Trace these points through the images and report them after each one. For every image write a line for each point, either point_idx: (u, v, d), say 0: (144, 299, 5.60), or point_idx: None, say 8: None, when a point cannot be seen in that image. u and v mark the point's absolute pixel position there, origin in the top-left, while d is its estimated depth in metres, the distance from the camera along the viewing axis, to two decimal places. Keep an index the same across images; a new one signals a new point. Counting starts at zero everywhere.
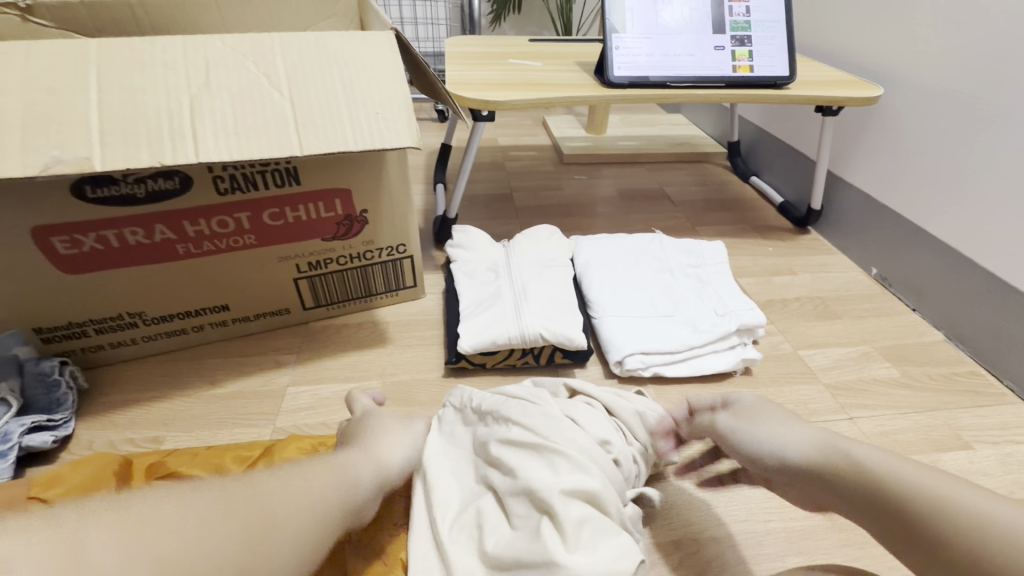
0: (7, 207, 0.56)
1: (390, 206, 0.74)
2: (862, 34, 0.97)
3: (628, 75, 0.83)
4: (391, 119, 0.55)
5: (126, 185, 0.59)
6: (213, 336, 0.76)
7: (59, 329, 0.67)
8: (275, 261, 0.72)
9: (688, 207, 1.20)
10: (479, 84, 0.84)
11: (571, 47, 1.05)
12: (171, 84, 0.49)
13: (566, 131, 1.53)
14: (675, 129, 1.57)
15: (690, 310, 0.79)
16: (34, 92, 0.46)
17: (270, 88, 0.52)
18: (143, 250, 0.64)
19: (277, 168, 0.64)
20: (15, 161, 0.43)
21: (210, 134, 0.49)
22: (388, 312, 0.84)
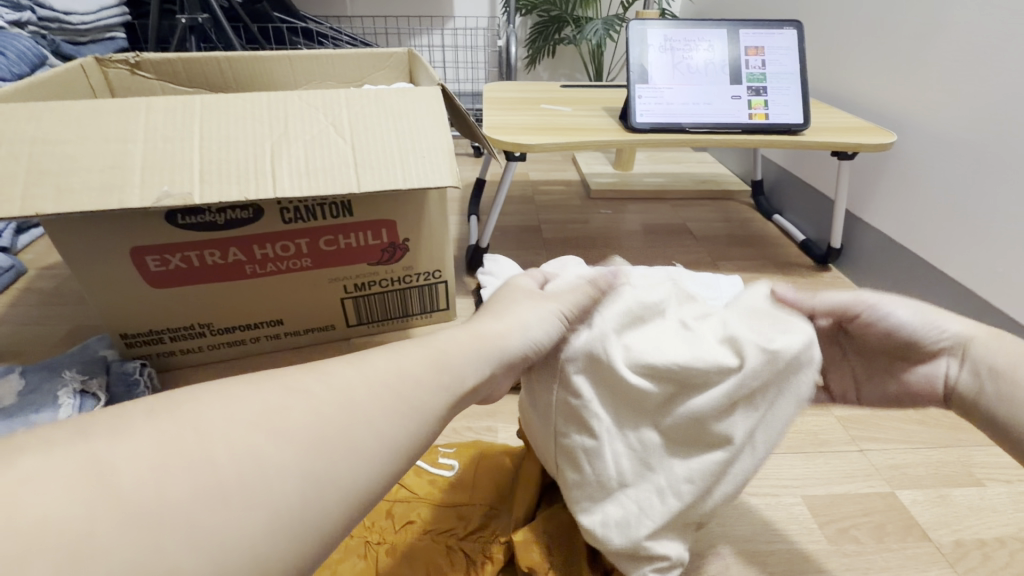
0: (113, 231, 0.67)
1: (429, 237, 0.83)
2: (878, 84, 1.02)
3: (649, 121, 0.90)
4: (435, 162, 0.63)
5: (209, 213, 0.69)
6: (267, 347, 0.85)
7: (141, 335, 0.77)
8: (326, 282, 0.81)
9: (710, 242, 1.24)
10: (513, 128, 0.92)
11: (599, 94, 1.14)
12: (257, 134, 0.60)
13: (594, 167, 1.61)
14: (701, 167, 1.63)
15: None
16: (152, 140, 0.56)
17: (336, 135, 0.62)
18: (218, 269, 0.74)
19: (334, 202, 0.74)
20: (136, 194, 0.53)
21: (286, 174, 0.58)
22: (423, 332, 0.92)
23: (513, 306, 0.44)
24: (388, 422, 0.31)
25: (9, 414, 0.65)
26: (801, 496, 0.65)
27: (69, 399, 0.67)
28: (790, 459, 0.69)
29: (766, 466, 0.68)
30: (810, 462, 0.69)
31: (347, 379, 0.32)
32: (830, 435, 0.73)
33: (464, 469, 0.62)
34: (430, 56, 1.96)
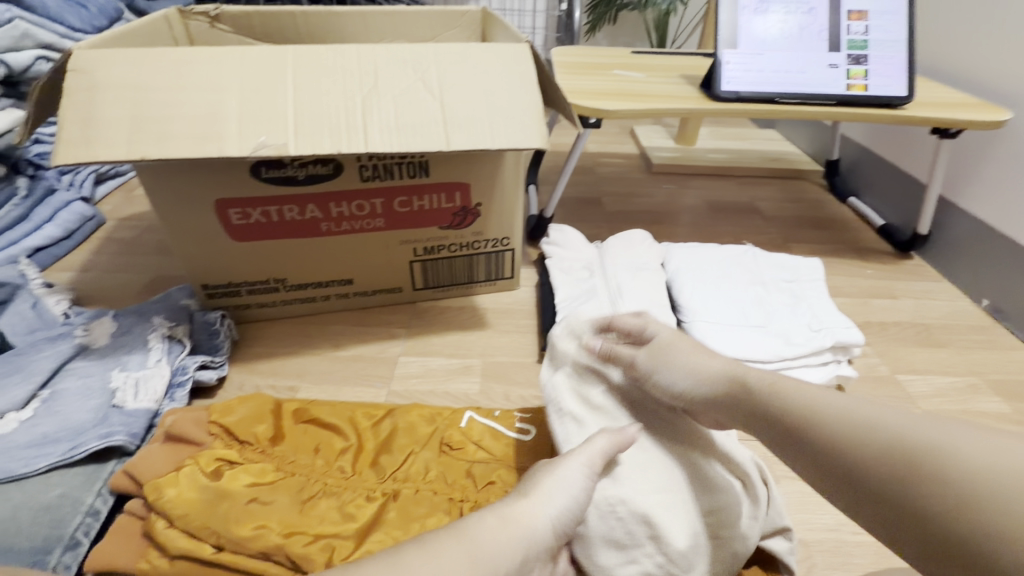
0: (201, 182, 0.68)
1: (501, 202, 0.81)
2: (991, 57, 0.93)
3: (736, 89, 0.85)
4: (524, 123, 0.61)
5: (292, 168, 0.69)
6: (336, 306, 0.86)
7: (220, 287, 0.78)
8: (397, 244, 0.81)
9: (780, 223, 1.19)
10: (590, 92, 0.89)
11: (674, 60, 1.08)
12: (348, 87, 0.58)
13: (655, 141, 1.55)
14: (769, 145, 1.55)
15: (783, 322, 0.80)
16: (247, 90, 0.56)
17: (425, 91, 0.60)
18: (296, 225, 0.74)
19: (412, 161, 0.73)
20: (234, 143, 0.53)
21: (377, 129, 0.57)
22: (486, 299, 0.91)
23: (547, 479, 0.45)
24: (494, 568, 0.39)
25: (104, 354, 0.68)
26: None
27: (158, 344, 0.70)
28: None
29: None
30: None
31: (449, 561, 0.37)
32: None
33: (541, 436, 0.62)
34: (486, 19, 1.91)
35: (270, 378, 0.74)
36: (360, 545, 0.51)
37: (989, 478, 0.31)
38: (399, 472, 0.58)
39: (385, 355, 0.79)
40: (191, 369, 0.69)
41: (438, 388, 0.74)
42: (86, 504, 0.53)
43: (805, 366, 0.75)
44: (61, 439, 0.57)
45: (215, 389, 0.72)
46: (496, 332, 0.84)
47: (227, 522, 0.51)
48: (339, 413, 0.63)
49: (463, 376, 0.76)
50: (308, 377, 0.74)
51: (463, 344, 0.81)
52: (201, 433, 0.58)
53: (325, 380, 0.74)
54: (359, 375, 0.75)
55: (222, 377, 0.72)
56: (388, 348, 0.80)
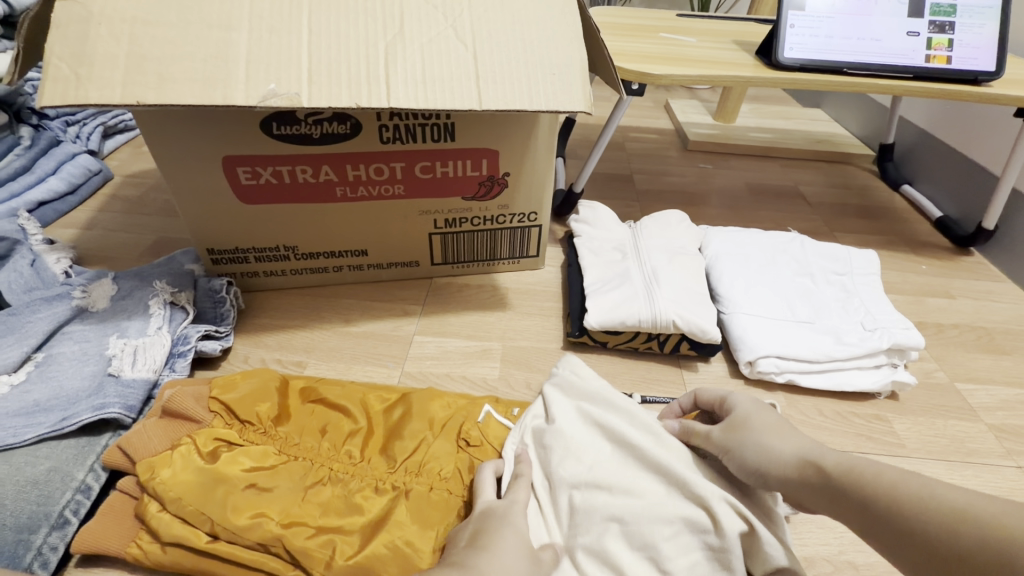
0: (208, 136, 0.62)
1: (531, 173, 0.74)
2: None
3: (799, 57, 0.76)
4: (566, 82, 0.54)
5: (305, 124, 0.63)
6: (348, 278, 0.81)
7: (227, 252, 0.73)
8: (416, 214, 0.75)
9: (826, 210, 1.10)
10: (635, 55, 0.80)
11: (726, 25, 0.98)
12: (371, 32, 0.52)
13: (691, 116, 1.45)
14: (815, 125, 1.44)
15: (833, 319, 0.73)
16: (258, 30, 0.49)
17: (456, 40, 0.53)
18: (308, 188, 0.69)
19: (436, 123, 0.66)
20: (241, 91, 0.47)
21: (401, 81, 0.51)
22: (508, 278, 0.85)
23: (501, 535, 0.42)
24: None
25: (102, 318, 0.64)
26: None
27: (159, 310, 0.65)
28: (932, 467, 0.60)
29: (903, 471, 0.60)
30: (957, 474, 0.60)
31: None
32: (981, 445, 0.63)
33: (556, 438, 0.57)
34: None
35: (277, 352, 0.69)
36: (367, 541, 0.47)
37: (1006, 538, 0.29)
38: (410, 463, 0.53)
39: (398, 333, 0.74)
40: (193, 339, 0.64)
41: (454, 371, 0.68)
42: (76, 480, 0.50)
43: (855, 369, 0.68)
44: (52, 409, 0.54)
45: (218, 361, 0.67)
46: (518, 314, 0.78)
47: (224, 510, 0.46)
48: (347, 394, 0.59)
49: (481, 360, 0.70)
50: (316, 353, 0.70)
51: (483, 326, 0.76)
52: (197, 411, 0.53)
53: (335, 357, 0.69)
54: (371, 353, 0.70)
55: (226, 349, 0.68)
56: (402, 326, 0.75)
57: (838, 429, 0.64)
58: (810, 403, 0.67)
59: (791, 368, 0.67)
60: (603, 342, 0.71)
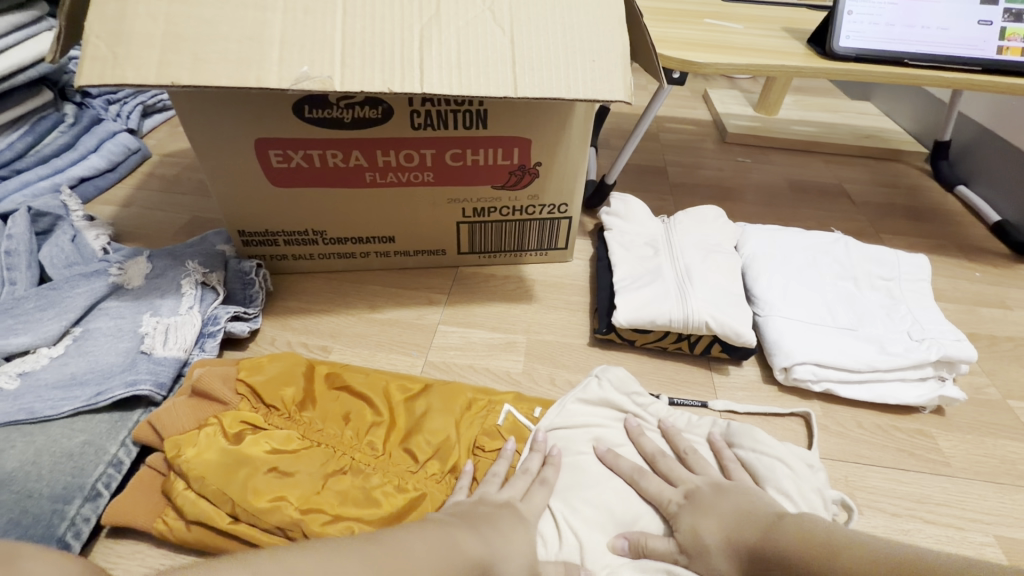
0: (241, 118, 0.62)
1: (563, 163, 0.72)
2: None
3: (855, 46, 0.71)
4: (606, 69, 0.52)
5: (336, 108, 0.62)
6: (375, 264, 0.80)
7: (257, 234, 0.74)
8: (444, 202, 0.74)
9: (871, 210, 1.04)
10: (678, 42, 0.77)
11: (775, 12, 0.93)
12: (406, 14, 0.50)
13: (730, 107, 1.40)
14: (864, 119, 1.36)
15: (877, 327, 0.69)
16: (293, 11, 0.49)
17: (494, 24, 0.51)
18: (338, 173, 0.68)
19: (469, 109, 0.64)
20: (274, 73, 0.46)
21: (435, 65, 0.49)
22: (536, 270, 0.84)
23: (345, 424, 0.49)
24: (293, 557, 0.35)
25: (137, 295, 0.65)
26: (993, 536, 0.53)
27: (191, 290, 0.66)
28: (979, 489, 0.57)
29: (946, 492, 0.56)
30: (1006, 498, 0.56)
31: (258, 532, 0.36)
32: None
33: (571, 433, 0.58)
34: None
35: (303, 336, 0.70)
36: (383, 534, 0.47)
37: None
38: (431, 460, 0.53)
39: (422, 322, 0.73)
40: (223, 320, 0.65)
41: (477, 363, 0.68)
42: (109, 454, 0.51)
43: (899, 381, 0.65)
44: (88, 383, 0.55)
45: (246, 342, 0.68)
46: (544, 308, 0.77)
47: (243, 491, 0.47)
48: (370, 382, 0.58)
49: (505, 353, 0.69)
50: (341, 339, 0.70)
51: (508, 318, 0.75)
52: (223, 391, 0.54)
53: (359, 344, 0.69)
54: (395, 341, 0.70)
55: (254, 331, 0.69)
56: (427, 315, 0.74)
57: (878, 443, 0.61)
58: (848, 414, 0.64)
59: (829, 377, 0.64)
60: (631, 340, 0.69)
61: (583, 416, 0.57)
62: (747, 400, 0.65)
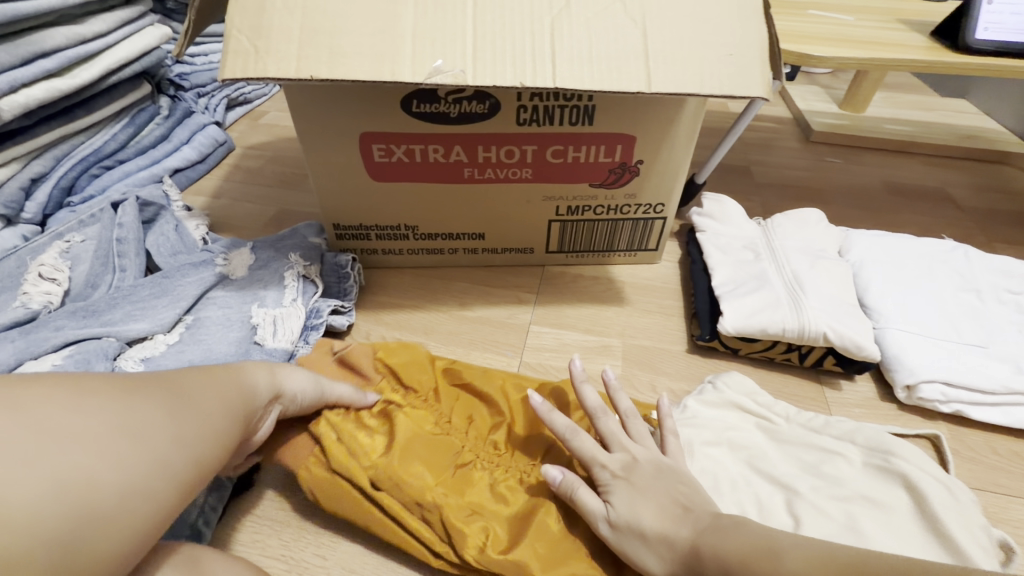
0: (350, 112, 0.62)
1: (666, 161, 0.69)
2: None
3: (995, 38, 0.67)
4: (744, 63, 0.49)
5: (444, 103, 0.61)
6: (462, 261, 0.80)
7: (352, 228, 0.74)
8: (540, 199, 0.72)
9: (979, 216, 0.97)
10: (788, 35, 0.73)
11: (885, 2, 0.87)
12: (535, 5, 0.49)
13: (813, 103, 1.33)
14: (962, 117, 1.27)
15: (1010, 345, 0.64)
16: (424, 3, 0.48)
17: (624, 15, 0.49)
18: (438, 168, 0.67)
19: (577, 105, 0.62)
20: (408, 66, 0.46)
21: (566, 59, 0.47)
22: (624, 271, 0.81)
23: (288, 372, 0.48)
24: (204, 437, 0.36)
25: (242, 286, 0.67)
26: None
27: (294, 282, 0.67)
28: None
29: None
30: None
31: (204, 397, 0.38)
32: None
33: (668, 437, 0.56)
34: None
35: (397, 332, 0.70)
36: (513, 532, 0.46)
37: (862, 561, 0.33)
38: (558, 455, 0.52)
39: (514, 321, 0.72)
40: (324, 313, 0.66)
41: (574, 367, 0.66)
42: None
43: None
44: None
45: (343, 336, 0.69)
46: (636, 311, 0.74)
47: (391, 461, 0.49)
48: (486, 377, 0.57)
49: (601, 357, 0.67)
50: (435, 336, 0.69)
51: (601, 321, 0.73)
52: (369, 368, 0.57)
53: (453, 342, 0.69)
54: (488, 340, 0.69)
55: (351, 324, 0.69)
56: (518, 314, 0.73)
57: (1018, 471, 0.56)
58: (980, 439, 0.59)
59: (959, 398, 0.60)
60: (736, 349, 0.66)
61: (714, 419, 0.56)
62: (865, 418, 0.61)
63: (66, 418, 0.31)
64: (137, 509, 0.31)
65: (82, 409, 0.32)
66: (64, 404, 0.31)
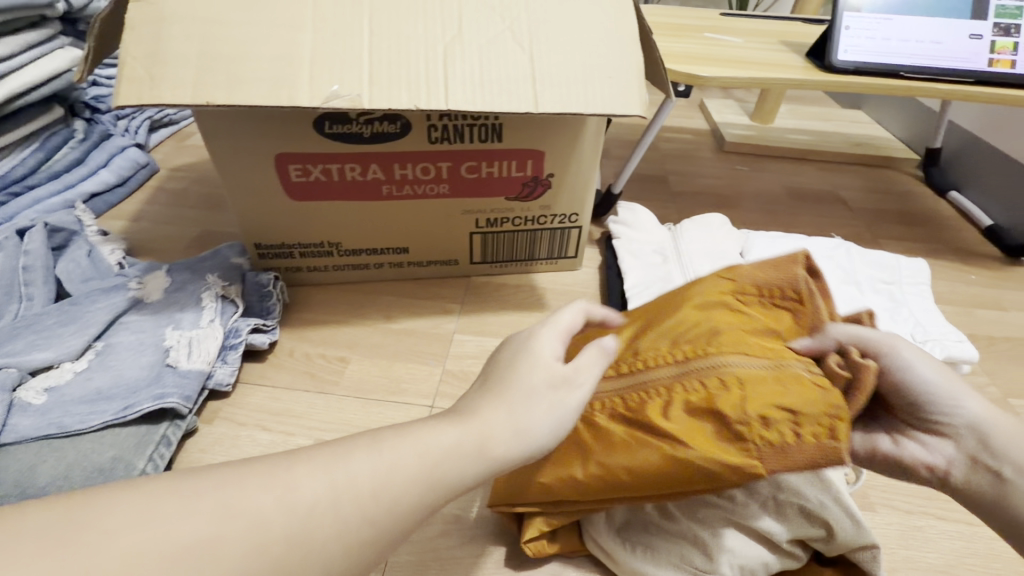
0: (262, 135, 0.63)
1: (575, 174, 0.74)
2: None
3: (854, 60, 0.74)
4: (623, 85, 0.54)
5: (356, 124, 0.64)
6: (388, 275, 0.82)
7: (274, 247, 0.75)
8: (458, 213, 0.75)
9: (867, 215, 1.07)
10: (682, 57, 0.79)
11: (772, 26, 0.97)
12: (430, 33, 0.52)
13: (728, 116, 1.43)
14: (856, 127, 1.40)
15: (882, 330, 0.71)
16: (323, 31, 0.50)
17: (513, 42, 0.53)
18: (355, 186, 0.69)
19: (485, 124, 0.66)
20: (304, 91, 0.48)
21: (459, 83, 0.51)
22: (546, 278, 0.85)
23: (519, 393, 0.38)
24: (404, 487, 0.32)
25: (156, 309, 0.66)
26: None
27: (211, 303, 0.67)
28: None
29: None
30: None
31: (405, 458, 0.33)
32: None
33: None
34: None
35: (322, 347, 0.70)
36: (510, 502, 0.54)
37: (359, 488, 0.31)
38: None
39: (438, 331, 0.74)
40: (244, 332, 0.66)
41: None
42: (138, 469, 0.52)
43: None
44: (114, 397, 0.56)
45: (266, 354, 0.69)
46: None
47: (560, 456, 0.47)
48: None
49: None
50: (360, 350, 0.71)
51: (522, 327, 0.76)
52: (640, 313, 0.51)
53: (378, 354, 0.70)
54: (412, 352, 0.71)
55: (274, 342, 0.69)
56: (442, 324, 0.75)
57: None
58: None
59: None
60: None
61: None
62: None
63: (313, 487, 0.30)
64: (362, 540, 0.30)
65: (314, 476, 0.30)
66: (299, 466, 0.30)
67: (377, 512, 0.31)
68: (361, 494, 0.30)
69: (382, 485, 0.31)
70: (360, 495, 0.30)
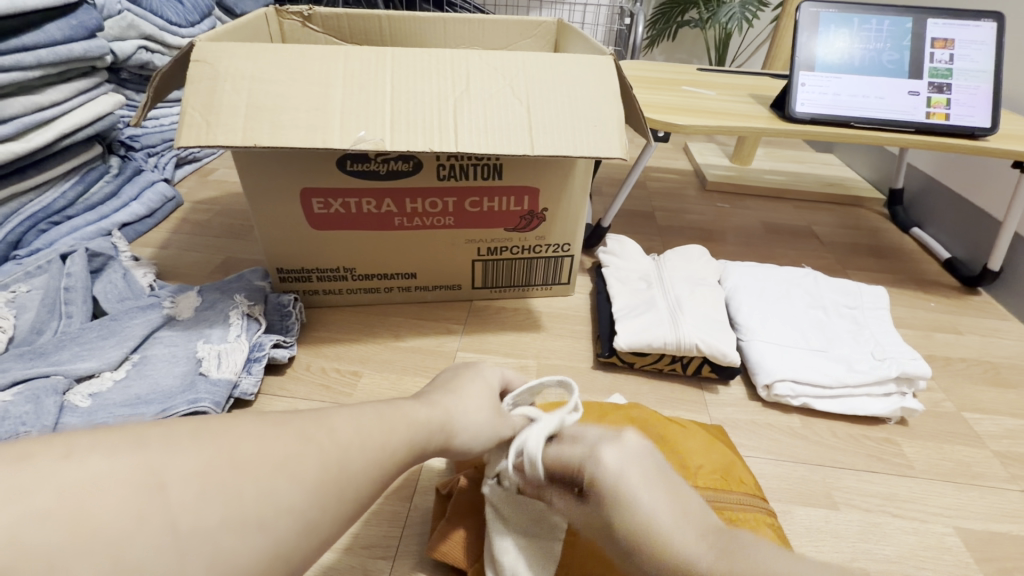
0: (292, 172, 0.72)
1: (566, 208, 0.82)
2: None
3: (810, 111, 0.84)
4: (606, 132, 0.63)
5: (374, 162, 0.73)
6: (397, 298, 0.89)
7: (294, 272, 0.82)
8: (461, 243, 0.83)
9: (838, 249, 1.16)
10: (661, 107, 0.90)
11: (742, 80, 1.09)
12: (443, 89, 0.62)
13: (709, 158, 1.55)
14: (826, 169, 1.52)
15: (845, 349, 0.79)
16: (351, 87, 0.59)
17: (513, 97, 0.63)
18: (371, 217, 0.78)
19: (487, 163, 0.76)
20: (337, 136, 0.57)
21: (467, 130, 0.60)
22: (541, 302, 0.93)
23: (471, 382, 0.49)
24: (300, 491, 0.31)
25: (187, 326, 0.73)
26: (954, 527, 0.61)
27: (238, 320, 0.74)
28: (940, 487, 0.65)
29: (912, 490, 0.64)
30: (963, 494, 0.64)
31: (347, 436, 0.35)
32: (987, 469, 0.67)
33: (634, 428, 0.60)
34: (555, 15, 1.95)
35: (335, 362, 0.77)
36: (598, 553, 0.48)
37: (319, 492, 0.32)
38: None
39: (443, 349, 0.81)
40: (267, 346, 0.73)
41: None
42: None
43: (866, 395, 0.74)
44: (152, 401, 0.62)
45: (284, 368, 0.75)
46: (550, 336, 0.85)
47: None
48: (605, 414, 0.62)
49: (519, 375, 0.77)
50: (370, 364, 0.77)
51: (519, 344, 0.83)
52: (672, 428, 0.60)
53: (387, 368, 0.77)
54: (419, 366, 0.78)
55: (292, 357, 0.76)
56: (446, 343, 0.82)
57: (850, 449, 0.69)
58: (825, 426, 0.72)
59: (805, 393, 0.73)
60: (630, 363, 0.77)
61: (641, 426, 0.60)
62: (735, 414, 0.73)
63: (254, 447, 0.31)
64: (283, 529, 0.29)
65: (237, 434, 0.31)
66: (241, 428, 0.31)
67: (317, 496, 0.31)
68: (291, 450, 0.32)
69: (300, 456, 0.32)
70: (302, 462, 0.32)
